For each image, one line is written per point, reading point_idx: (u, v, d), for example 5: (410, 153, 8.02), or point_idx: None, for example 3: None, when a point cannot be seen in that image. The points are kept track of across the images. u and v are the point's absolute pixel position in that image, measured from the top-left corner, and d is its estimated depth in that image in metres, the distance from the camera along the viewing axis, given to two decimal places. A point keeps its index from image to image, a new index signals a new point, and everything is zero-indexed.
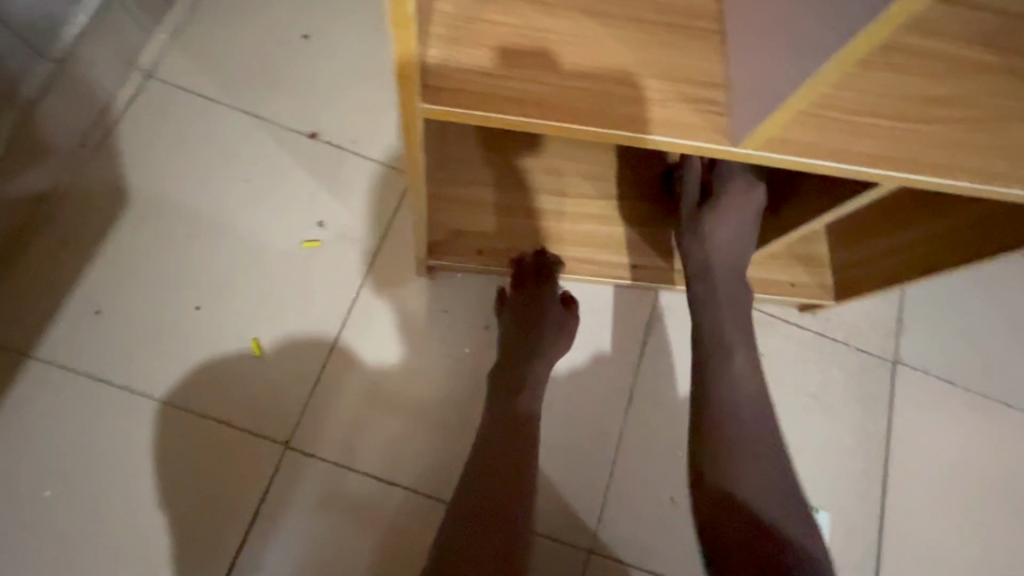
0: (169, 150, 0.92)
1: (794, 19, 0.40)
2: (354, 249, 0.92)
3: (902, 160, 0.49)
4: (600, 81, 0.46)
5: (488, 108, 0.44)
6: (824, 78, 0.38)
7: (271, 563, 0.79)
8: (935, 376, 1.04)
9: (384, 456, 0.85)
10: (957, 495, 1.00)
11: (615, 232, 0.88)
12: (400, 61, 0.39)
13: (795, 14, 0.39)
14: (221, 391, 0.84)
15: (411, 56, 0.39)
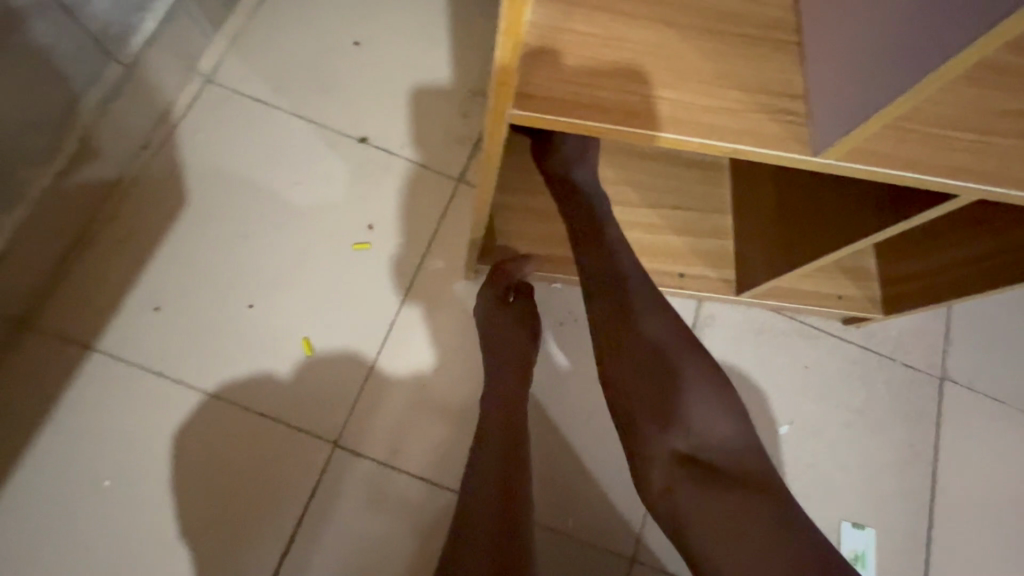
0: (225, 152, 0.95)
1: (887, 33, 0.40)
2: (402, 252, 0.93)
3: (984, 173, 0.49)
4: (682, 91, 0.46)
5: (574, 115, 0.45)
6: (922, 90, 0.38)
7: (319, 559, 0.80)
8: (983, 394, 1.02)
9: (429, 457, 0.85)
10: (1007, 516, 0.97)
11: (661, 241, 0.90)
12: (501, 70, 0.40)
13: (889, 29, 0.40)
14: (271, 388, 0.85)
15: (509, 65, 0.40)
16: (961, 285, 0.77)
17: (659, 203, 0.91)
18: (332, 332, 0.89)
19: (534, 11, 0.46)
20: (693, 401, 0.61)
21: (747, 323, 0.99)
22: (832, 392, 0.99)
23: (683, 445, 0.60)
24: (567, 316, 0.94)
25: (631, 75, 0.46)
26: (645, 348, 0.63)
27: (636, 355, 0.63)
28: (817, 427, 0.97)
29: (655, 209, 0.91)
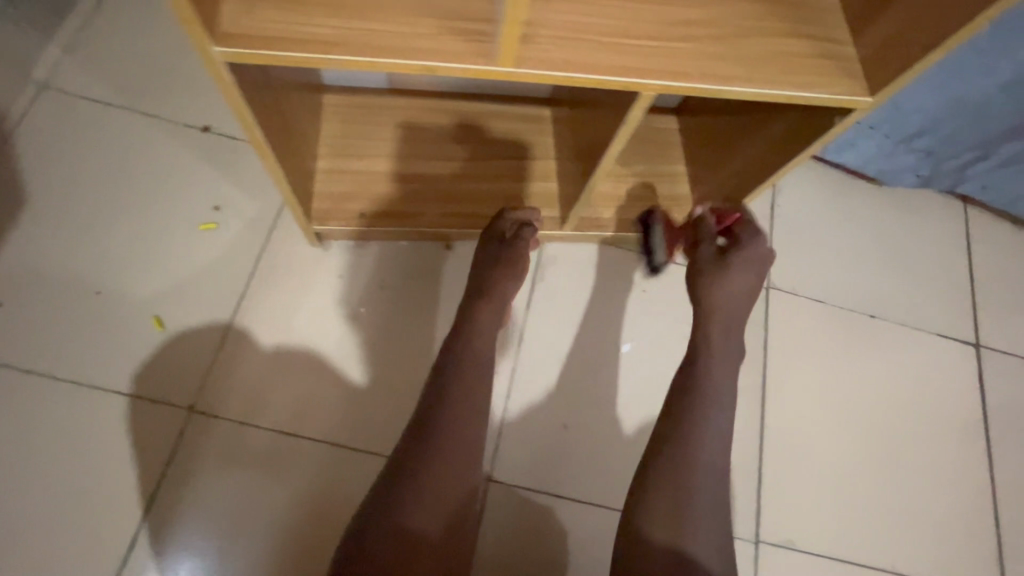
0: (67, 152, 0.98)
1: None
2: (251, 228, 0.98)
3: (654, 70, 0.58)
4: (380, 21, 0.54)
5: (277, 47, 0.51)
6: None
7: (179, 518, 0.83)
8: (804, 296, 1.14)
9: (286, 411, 0.90)
10: (833, 400, 1.09)
11: (486, 188, 0.99)
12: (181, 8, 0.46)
13: None
14: (124, 364, 0.89)
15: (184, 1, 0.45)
16: (753, 177, 0.88)
17: (485, 155, 1.00)
18: (184, 309, 0.93)
19: None
20: (704, 488, 0.65)
21: (590, 258, 1.06)
22: (676, 311, 1.05)
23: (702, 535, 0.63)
24: (415, 270, 1.00)
25: (331, 13, 0.53)
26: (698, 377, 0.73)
27: (698, 411, 0.69)
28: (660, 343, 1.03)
29: (484, 160, 1.00)
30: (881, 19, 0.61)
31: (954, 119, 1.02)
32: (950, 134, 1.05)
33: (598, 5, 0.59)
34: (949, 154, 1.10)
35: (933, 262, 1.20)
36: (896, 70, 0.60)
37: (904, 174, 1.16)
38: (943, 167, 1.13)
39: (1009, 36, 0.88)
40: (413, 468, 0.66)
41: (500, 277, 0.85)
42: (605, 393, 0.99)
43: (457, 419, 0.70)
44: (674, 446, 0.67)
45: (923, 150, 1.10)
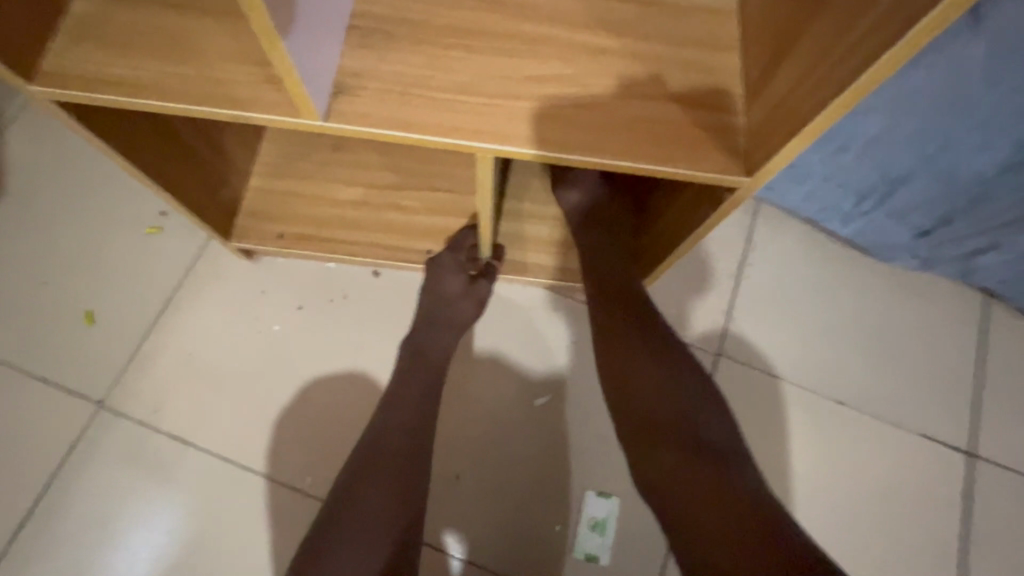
0: (34, 149, 1.04)
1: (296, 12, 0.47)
2: (190, 236, 1.02)
3: (481, 133, 0.54)
4: (198, 66, 0.53)
5: (88, 89, 0.52)
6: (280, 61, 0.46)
7: (72, 504, 0.89)
8: (757, 369, 1.05)
9: (189, 419, 0.94)
10: (770, 491, 0.99)
11: (410, 220, 0.96)
12: None
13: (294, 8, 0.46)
14: (50, 352, 0.94)
15: None
16: (669, 239, 0.79)
17: (415, 184, 0.97)
18: (113, 307, 0.97)
19: (80, 4, 0.54)
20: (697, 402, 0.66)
21: (517, 303, 1.02)
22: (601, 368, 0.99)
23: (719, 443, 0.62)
24: (337, 292, 1.01)
25: (151, 53, 0.53)
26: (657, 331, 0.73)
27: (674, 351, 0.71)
28: (576, 400, 0.98)
29: (413, 192, 0.97)
30: (766, 90, 0.54)
31: (947, 200, 0.89)
32: (945, 216, 0.92)
33: (441, 59, 0.56)
34: (948, 238, 0.96)
35: (923, 352, 1.07)
36: (768, 152, 0.52)
37: (899, 251, 1.03)
38: (944, 251, 0.99)
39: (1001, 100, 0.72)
40: (381, 442, 0.71)
41: (449, 291, 0.91)
42: (512, 442, 0.95)
43: (418, 402, 0.77)
44: (670, 404, 0.66)
45: (917, 228, 0.97)
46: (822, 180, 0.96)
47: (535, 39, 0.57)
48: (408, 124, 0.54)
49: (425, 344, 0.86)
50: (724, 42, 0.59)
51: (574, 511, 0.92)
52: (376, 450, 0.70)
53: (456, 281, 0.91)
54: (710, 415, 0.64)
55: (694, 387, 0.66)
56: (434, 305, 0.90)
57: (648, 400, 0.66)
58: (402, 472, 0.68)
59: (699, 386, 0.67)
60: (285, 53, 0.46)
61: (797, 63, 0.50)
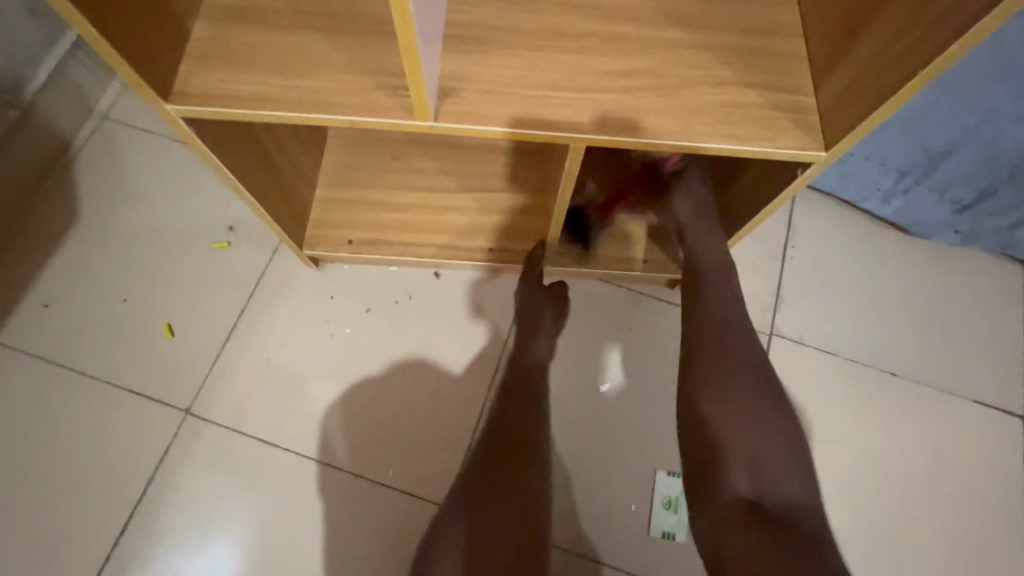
0: (110, 176, 1.10)
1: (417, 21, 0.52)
2: (260, 248, 1.06)
3: (577, 123, 0.58)
4: (317, 78, 0.58)
5: (219, 104, 0.57)
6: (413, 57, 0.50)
7: (167, 509, 0.93)
8: (810, 346, 1.08)
9: (270, 422, 0.98)
10: (832, 462, 1.02)
11: (472, 220, 1.01)
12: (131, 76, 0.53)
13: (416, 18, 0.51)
14: (135, 365, 0.98)
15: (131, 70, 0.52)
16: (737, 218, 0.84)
17: (473, 187, 1.02)
18: (191, 320, 1.01)
19: (203, 29, 0.60)
20: (756, 434, 0.67)
21: (573, 295, 1.06)
22: (661, 351, 1.03)
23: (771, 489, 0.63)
24: (402, 294, 1.05)
25: (272, 69, 0.58)
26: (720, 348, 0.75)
27: (737, 373, 0.72)
28: (639, 384, 1.01)
29: (472, 194, 1.02)
30: (838, 69, 0.58)
31: (990, 172, 0.93)
32: (988, 188, 0.96)
33: (533, 59, 0.60)
34: (989, 211, 1.00)
35: (971, 322, 1.10)
36: (847, 125, 0.56)
37: (940, 227, 1.07)
38: (986, 224, 1.03)
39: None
40: (508, 444, 0.76)
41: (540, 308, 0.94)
42: (583, 424, 0.99)
43: (529, 415, 0.81)
44: (729, 435, 0.67)
45: (958, 202, 1.01)
46: (863, 159, 1.00)
47: (615, 36, 0.62)
48: (509, 119, 0.58)
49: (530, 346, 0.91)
50: (789, 29, 0.63)
51: (647, 491, 0.96)
52: (487, 461, 0.75)
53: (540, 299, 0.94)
54: (785, 478, 0.64)
55: (776, 445, 0.66)
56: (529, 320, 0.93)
57: (734, 428, 0.68)
58: (514, 466, 0.74)
59: (795, 456, 0.66)
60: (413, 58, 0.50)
61: (871, 42, 0.54)
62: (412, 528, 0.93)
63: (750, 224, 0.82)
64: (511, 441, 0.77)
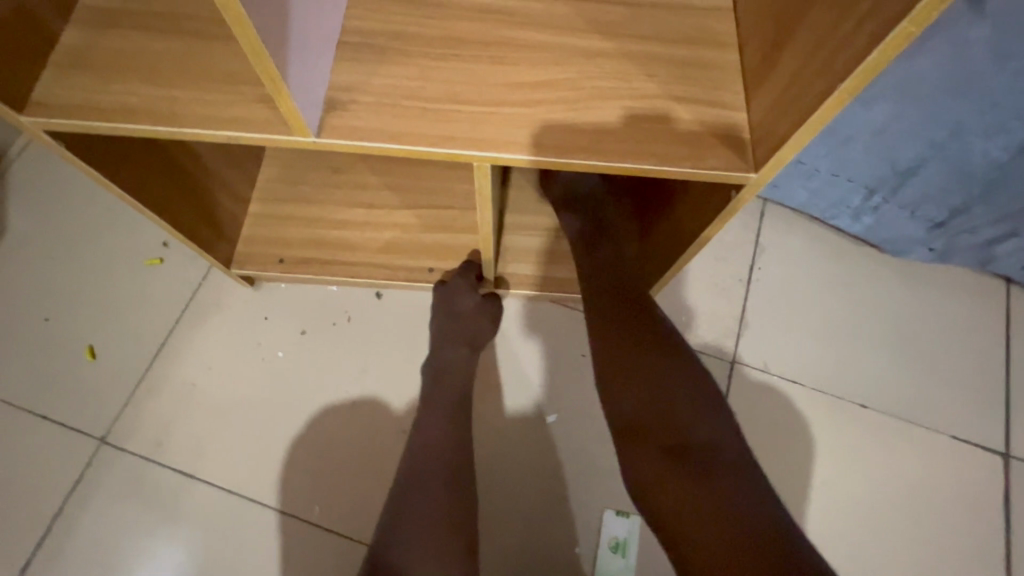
0: (38, 188, 1.04)
1: (283, 27, 0.46)
2: (192, 265, 1.01)
3: (475, 140, 0.53)
4: (191, 89, 0.53)
5: (82, 117, 0.52)
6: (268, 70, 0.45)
7: (72, 547, 0.86)
8: (775, 375, 1.01)
9: (190, 451, 0.91)
10: (794, 501, 0.95)
11: (411, 238, 0.95)
12: None
13: (281, 23, 0.46)
14: (51, 389, 0.93)
15: None
16: (673, 249, 0.77)
17: (415, 202, 0.96)
18: (115, 342, 0.96)
19: (72, 35, 0.55)
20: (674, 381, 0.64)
21: (521, 318, 1.00)
22: None
23: (692, 435, 0.61)
24: (340, 315, 0.99)
25: (144, 78, 0.53)
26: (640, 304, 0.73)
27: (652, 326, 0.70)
28: (587, 415, 0.96)
29: (414, 211, 0.96)
30: (767, 84, 0.52)
31: (961, 189, 0.87)
32: (961, 205, 0.89)
33: (434, 69, 0.55)
34: (963, 227, 0.94)
35: (950, 351, 1.03)
36: (774, 145, 0.50)
37: (913, 245, 1.00)
38: (961, 241, 0.97)
39: (1007, 68, 0.69)
40: (420, 444, 0.75)
41: (460, 298, 0.90)
42: (527, 456, 0.93)
43: (440, 407, 0.80)
44: (652, 387, 0.64)
45: (931, 221, 0.94)
46: (829, 175, 0.94)
47: (528, 44, 0.57)
48: (400, 135, 0.53)
49: (448, 335, 0.89)
50: (721, 38, 0.58)
51: (592, 532, 0.89)
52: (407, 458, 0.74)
53: (463, 290, 0.90)
54: (706, 423, 0.61)
55: (694, 388, 0.64)
56: (446, 310, 0.90)
57: (660, 383, 0.64)
58: (428, 460, 0.72)
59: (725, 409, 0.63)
60: (272, 67, 0.45)
61: (796, 53, 0.48)
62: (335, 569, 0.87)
63: (685, 255, 0.75)
64: (427, 437, 0.76)
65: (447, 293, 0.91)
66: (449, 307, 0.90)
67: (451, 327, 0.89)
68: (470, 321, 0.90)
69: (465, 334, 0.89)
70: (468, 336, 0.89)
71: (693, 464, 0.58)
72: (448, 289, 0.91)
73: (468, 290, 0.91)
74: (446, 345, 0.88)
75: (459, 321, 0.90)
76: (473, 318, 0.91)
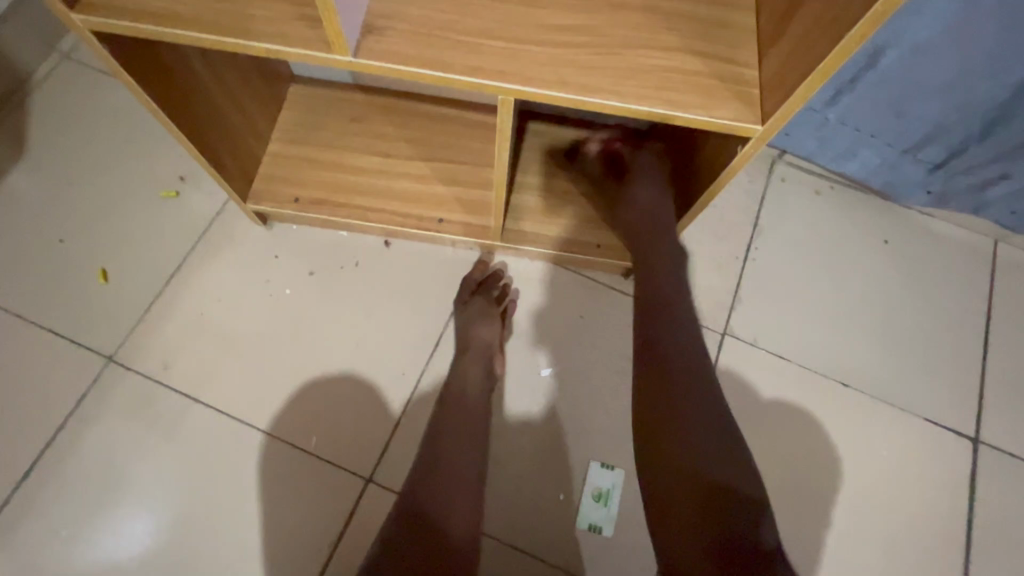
0: (64, 112, 1.06)
1: None
2: (208, 201, 1.03)
3: (502, 74, 0.56)
4: (239, 4, 0.56)
5: (132, 21, 0.54)
6: None
7: (76, 458, 0.89)
8: (763, 350, 1.06)
9: (195, 375, 0.94)
10: (769, 469, 0.99)
11: (425, 189, 0.98)
12: None
13: None
14: (63, 307, 0.95)
15: None
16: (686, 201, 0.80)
17: (431, 155, 0.98)
18: (130, 266, 0.98)
19: None
20: (689, 415, 0.64)
21: (525, 280, 1.04)
22: (605, 343, 1.01)
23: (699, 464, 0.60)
24: (349, 260, 1.02)
25: None
26: (672, 324, 0.73)
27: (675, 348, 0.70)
28: (580, 373, 0.99)
29: (428, 162, 0.98)
30: (780, 41, 0.55)
31: (962, 127, 0.94)
32: (960, 144, 0.96)
33: (468, 5, 0.58)
34: (962, 167, 1.00)
35: (930, 339, 1.08)
36: (782, 98, 0.53)
37: (913, 188, 1.07)
38: (957, 184, 1.03)
39: (1013, 11, 0.76)
40: (442, 432, 0.76)
41: (478, 312, 0.94)
42: (521, 407, 0.97)
43: (473, 391, 0.85)
44: (670, 416, 0.64)
45: (931, 162, 1.01)
46: (838, 124, 1.01)
47: None
48: (432, 62, 0.56)
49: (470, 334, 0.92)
50: (741, 2, 0.61)
51: (578, 481, 0.93)
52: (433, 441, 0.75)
53: (479, 307, 0.95)
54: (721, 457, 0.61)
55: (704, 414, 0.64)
56: (465, 324, 0.94)
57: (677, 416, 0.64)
58: (452, 450, 0.74)
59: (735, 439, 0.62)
60: None
61: (810, 10, 0.51)
62: (328, 497, 0.90)
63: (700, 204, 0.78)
64: (452, 424, 0.78)
65: (466, 308, 0.96)
66: (467, 320, 0.94)
67: (468, 340, 0.91)
68: (480, 335, 0.92)
69: (478, 346, 0.91)
70: (484, 347, 0.91)
71: (711, 498, 0.58)
72: (465, 302, 0.97)
73: (484, 302, 0.96)
74: (469, 341, 0.91)
75: (467, 331, 0.93)
76: (486, 331, 0.93)
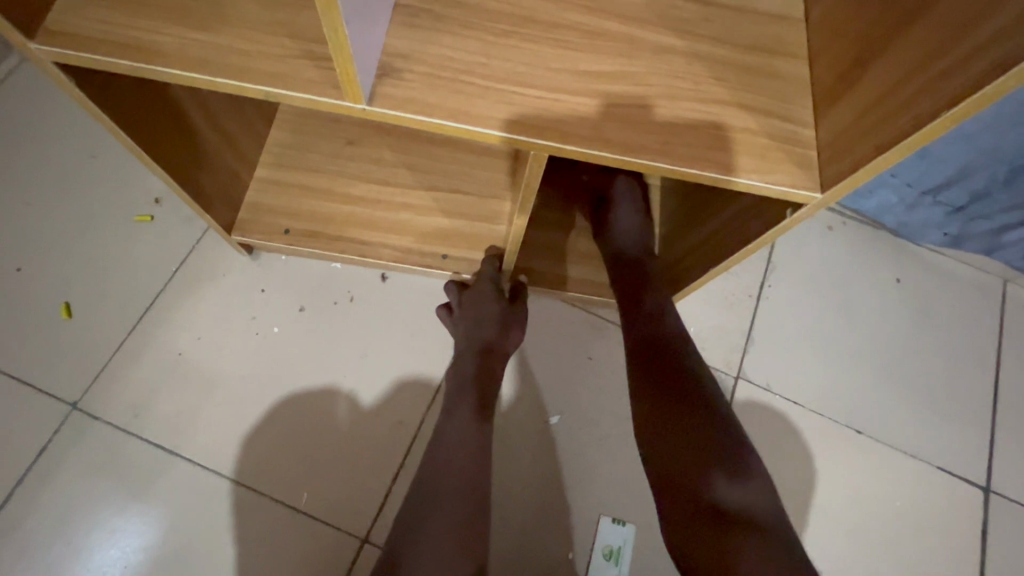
0: (20, 125, 0.96)
1: None
2: (186, 227, 0.94)
3: (536, 128, 0.50)
4: (232, 38, 0.48)
5: (104, 53, 0.47)
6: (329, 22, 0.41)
7: (32, 519, 0.80)
8: (775, 394, 1.02)
9: (170, 423, 0.86)
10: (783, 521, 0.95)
11: (428, 222, 0.90)
12: None
13: None
14: (16, 348, 0.86)
15: None
16: (709, 256, 0.75)
17: (434, 184, 0.91)
18: (95, 300, 0.89)
19: None
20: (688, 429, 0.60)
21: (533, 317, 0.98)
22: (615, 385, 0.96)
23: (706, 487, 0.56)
24: (343, 294, 0.95)
25: (178, 21, 0.49)
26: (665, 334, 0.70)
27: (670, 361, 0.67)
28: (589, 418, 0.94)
29: (431, 192, 0.91)
30: (842, 102, 0.50)
31: (984, 173, 0.91)
32: (982, 190, 0.94)
33: (497, 47, 0.51)
34: (981, 212, 0.97)
35: (943, 382, 1.06)
36: (847, 167, 0.48)
37: (929, 228, 1.04)
38: (974, 228, 1.01)
39: None
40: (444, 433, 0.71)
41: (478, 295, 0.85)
42: (527, 459, 0.90)
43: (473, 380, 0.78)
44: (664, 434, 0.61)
45: (951, 206, 0.98)
46: None
47: (596, 31, 0.53)
48: (457, 112, 0.49)
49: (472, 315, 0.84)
50: (793, 51, 0.56)
51: (588, 538, 0.88)
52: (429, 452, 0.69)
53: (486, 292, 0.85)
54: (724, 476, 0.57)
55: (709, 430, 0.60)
56: (468, 310, 0.84)
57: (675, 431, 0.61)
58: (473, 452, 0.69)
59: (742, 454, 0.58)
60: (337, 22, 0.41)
61: (882, 74, 0.46)
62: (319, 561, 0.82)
63: (721, 263, 0.73)
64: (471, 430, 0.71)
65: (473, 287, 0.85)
66: (470, 304, 0.84)
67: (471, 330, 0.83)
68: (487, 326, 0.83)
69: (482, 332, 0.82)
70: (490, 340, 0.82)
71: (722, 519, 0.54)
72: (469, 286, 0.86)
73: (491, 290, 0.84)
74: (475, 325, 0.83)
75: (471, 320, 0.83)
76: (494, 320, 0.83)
